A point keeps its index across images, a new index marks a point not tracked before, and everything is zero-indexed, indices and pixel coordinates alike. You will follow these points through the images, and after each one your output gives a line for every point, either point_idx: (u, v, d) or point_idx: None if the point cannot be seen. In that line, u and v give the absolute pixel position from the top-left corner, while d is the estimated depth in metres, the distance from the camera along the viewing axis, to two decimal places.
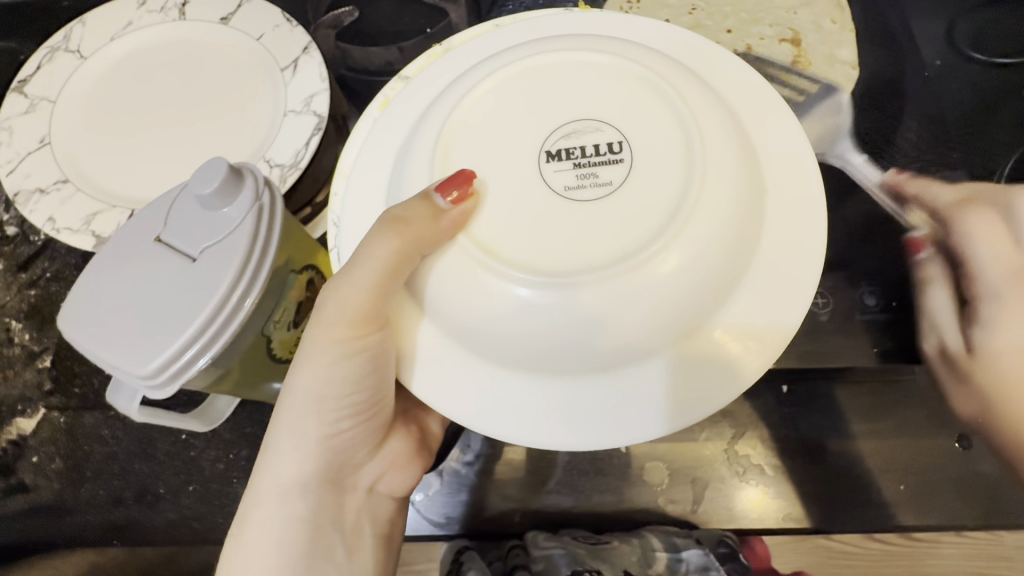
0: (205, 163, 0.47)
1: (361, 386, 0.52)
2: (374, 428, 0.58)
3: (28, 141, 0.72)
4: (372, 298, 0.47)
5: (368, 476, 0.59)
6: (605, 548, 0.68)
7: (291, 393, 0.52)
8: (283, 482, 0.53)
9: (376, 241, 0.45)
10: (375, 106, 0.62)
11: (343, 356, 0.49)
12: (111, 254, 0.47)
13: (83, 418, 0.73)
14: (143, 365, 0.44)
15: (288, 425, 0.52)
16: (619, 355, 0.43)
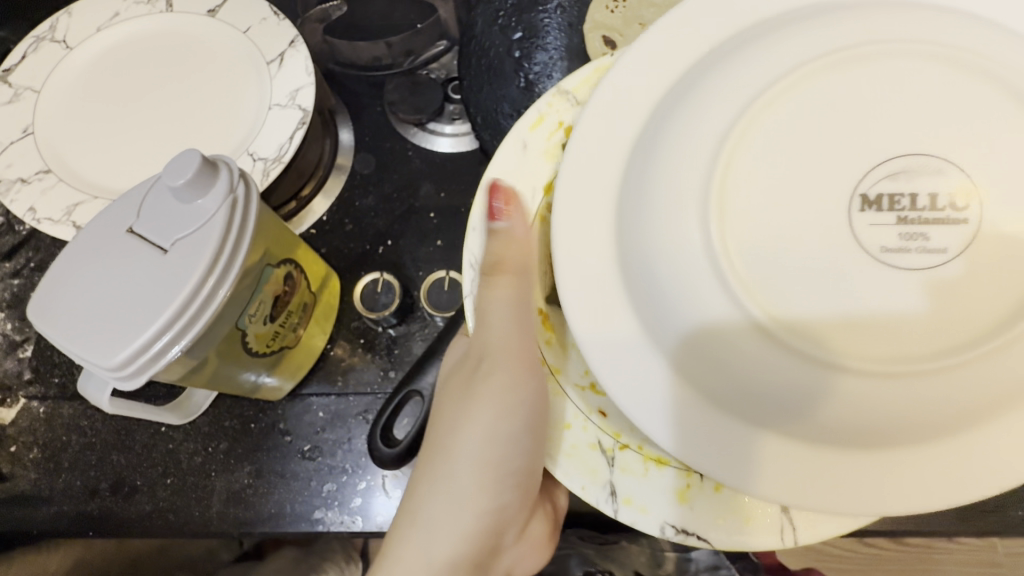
0: (179, 153, 0.47)
1: (519, 457, 0.50)
2: (525, 509, 0.55)
3: (10, 130, 0.72)
4: (517, 338, 0.50)
5: (506, 560, 0.57)
6: (615, 549, 0.80)
7: (449, 454, 0.50)
8: (435, 559, 0.49)
9: (505, 289, 0.49)
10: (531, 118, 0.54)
11: (508, 422, 0.49)
12: (82, 245, 0.47)
13: (63, 409, 0.73)
14: (115, 357, 0.44)
15: (449, 493, 0.50)
16: (841, 432, 0.36)
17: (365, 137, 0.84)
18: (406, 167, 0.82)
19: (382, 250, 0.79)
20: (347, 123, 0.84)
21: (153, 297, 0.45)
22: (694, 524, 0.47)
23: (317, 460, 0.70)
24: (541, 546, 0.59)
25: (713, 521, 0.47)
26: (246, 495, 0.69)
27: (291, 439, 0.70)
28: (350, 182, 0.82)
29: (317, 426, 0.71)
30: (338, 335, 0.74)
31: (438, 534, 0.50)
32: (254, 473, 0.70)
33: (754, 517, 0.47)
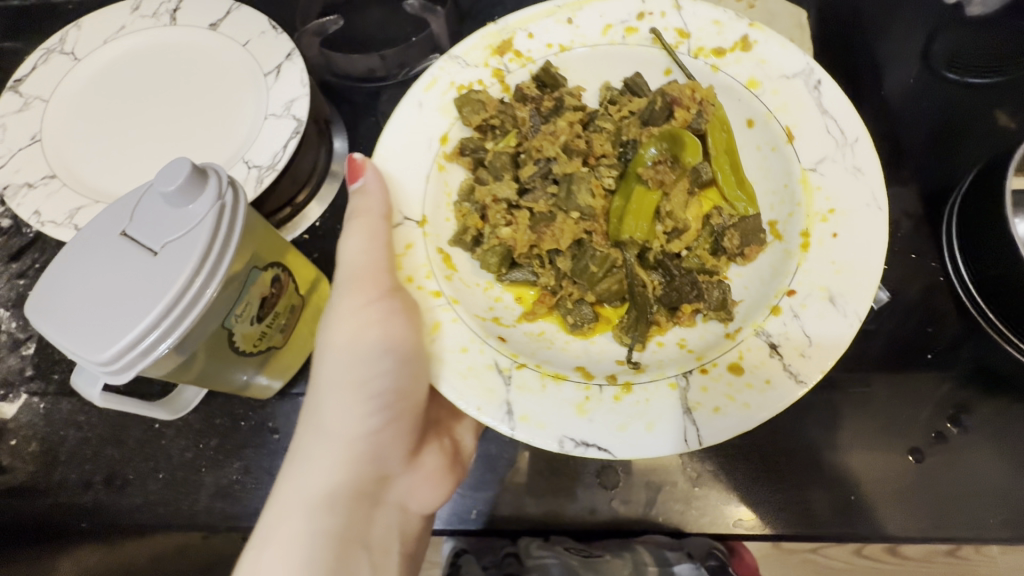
0: (169, 161, 0.50)
1: (379, 373, 0.58)
2: (403, 434, 0.63)
3: (19, 137, 0.76)
4: (376, 260, 0.56)
5: (398, 491, 0.63)
6: (597, 561, 0.76)
7: (320, 387, 0.59)
8: (314, 493, 0.56)
9: (353, 231, 0.57)
10: (421, 85, 0.62)
11: (358, 340, 0.57)
12: (78, 246, 0.50)
13: (61, 404, 0.76)
14: (104, 353, 0.46)
15: (321, 422, 0.59)
16: None
17: (359, 147, 0.87)
18: None
19: None
20: (342, 132, 0.87)
21: (140, 295, 0.47)
22: (592, 435, 0.51)
23: None
24: (440, 477, 0.67)
25: (611, 428, 0.51)
26: (234, 490, 0.72)
27: (279, 437, 0.73)
28: (344, 190, 0.85)
29: None
30: None
31: (317, 459, 0.58)
32: (242, 469, 0.72)
33: (656, 422, 0.51)
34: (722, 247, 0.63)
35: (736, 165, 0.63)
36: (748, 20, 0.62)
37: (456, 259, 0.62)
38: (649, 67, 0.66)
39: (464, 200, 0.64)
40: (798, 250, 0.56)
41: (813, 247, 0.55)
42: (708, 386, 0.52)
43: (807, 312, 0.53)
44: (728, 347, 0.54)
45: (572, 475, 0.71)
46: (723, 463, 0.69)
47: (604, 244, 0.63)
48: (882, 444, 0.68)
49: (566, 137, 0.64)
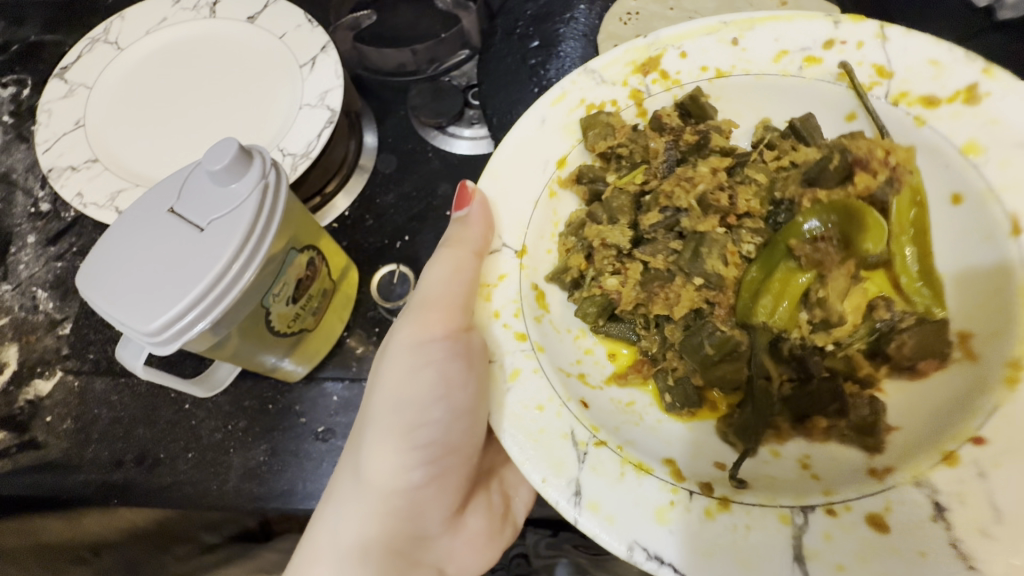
0: (217, 141, 0.51)
1: (431, 422, 0.59)
2: (449, 491, 0.63)
3: (64, 122, 0.78)
4: (462, 300, 0.58)
5: (437, 554, 0.64)
6: (605, 559, 0.80)
7: (370, 422, 0.61)
8: (346, 542, 0.59)
9: (442, 267, 0.58)
10: (550, 99, 0.60)
11: (416, 377, 0.59)
12: (128, 223, 0.51)
13: (95, 384, 0.78)
14: (152, 324, 0.48)
15: (363, 466, 0.60)
16: None
17: (388, 139, 0.89)
18: (425, 168, 0.87)
19: (400, 245, 0.82)
20: (372, 126, 0.89)
21: (187, 270, 0.49)
22: (667, 549, 0.45)
23: (329, 441, 0.73)
24: (484, 544, 0.67)
25: (692, 546, 0.45)
26: (261, 472, 0.73)
27: (306, 420, 0.74)
28: (373, 181, 0.86)
29: (331, 409, 0.74)
30: (354, 324, 0.77)
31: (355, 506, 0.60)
32: (269, 451, 0.73)
33: (753, 557, 0.45)
34: (884, 352, 0.56)
35: (919, 250, 0.56)
36: (982, 64, 0.52)
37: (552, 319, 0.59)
38: (829, 108, 0.60)
39: (571, 234, 0.61)
40: (1001, 385, 0.47)
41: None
42: (832, 534, 0.45)
43: (998, 474, 0.43)
44: (873, 489, 0.46)
45: None
46: None
47: (727, 320, 0.58)
48: None
49: (707, 189, 0.60)
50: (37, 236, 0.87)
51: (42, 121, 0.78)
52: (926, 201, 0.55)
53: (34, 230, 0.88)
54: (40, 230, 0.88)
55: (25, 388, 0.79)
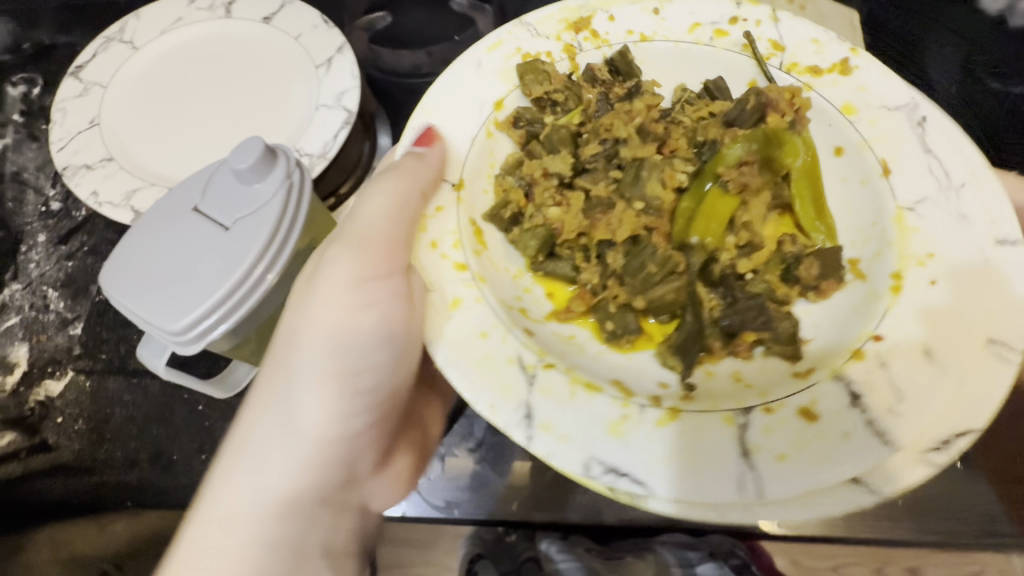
0: (242, 140, 0.51)
1: (367, 360, 0.56)
2: (378, 434, 0.63)
3: (78, 121, 0.77)
4: (386, 227, 0.54)
5: (366, 492, 0.65)
6: (619, 561, 0.83)
7: (293, 365, 0.55)
8: (279, 492, 0.54)
9: (376, 192, 0.54)
10: (485, 46, 0.60)
11: (356, 307, 0.55)
12: (150, 222, 0.51)
13: (107, 383, 0.77)
14: (178, 323, 0.47)
15: (284, 407, 0.55)
16: None
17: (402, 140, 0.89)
18: None
19: None
20: (386, 126, 0.89)
21: (213, 269, 0.48)
22: (625, 462, 0.45)
23: None
24: (408, 479, 0.68)
25: (647, 457, 0.45)
26: None
27: None
28: None
29: None
30: None
31: (281, 456, 0.55)
32: None
33: (701, 462, 0.45)
34: (795, 275, 0.58)
35: (816, 195, 0.58)
36: (850, 45, 0.59)
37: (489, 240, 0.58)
38: (735, 75, 0.63)
39: (507, 175, 0.61)
40: (888, 292, 0.51)
41: (906, 291, 0.50)
42: (770, 428, 0.46)
43: (897, 362, 0.47)
44: (802, 387, 0.49)
45: None
46: None
47: (664, 244, 0.59)
48: None
49: (642, 117, 0.62)
50: (48, 234, 0.87)
51: (56, 119, 0.78)
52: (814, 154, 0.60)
53: (45, 228, 0.87)
54: (52, 229, 0.87)
55: (36, 388, 0.78)
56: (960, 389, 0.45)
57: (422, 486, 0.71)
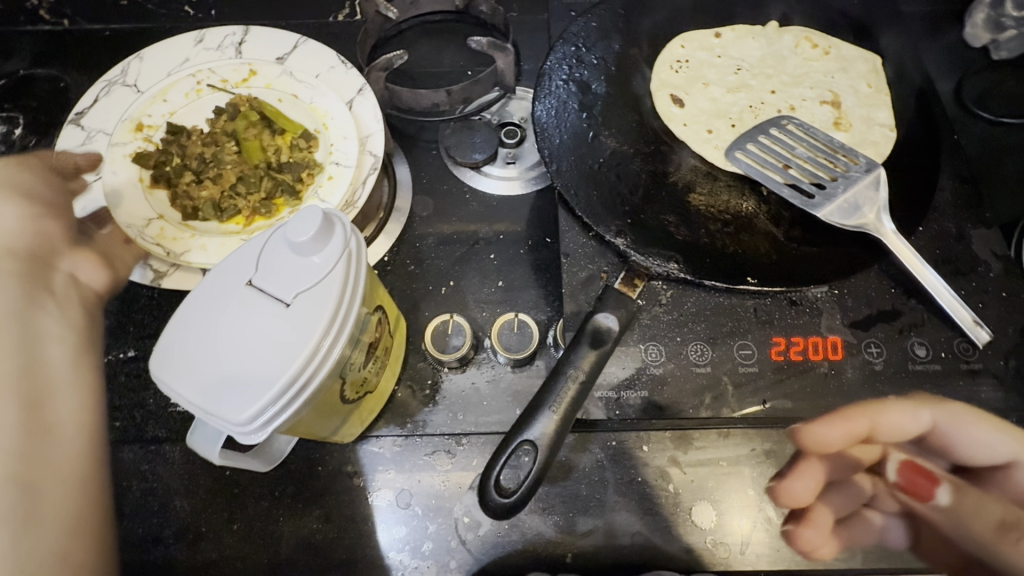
0: (299, 210, 0.49)
1: None
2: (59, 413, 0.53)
3: (83, 174, 0.70)
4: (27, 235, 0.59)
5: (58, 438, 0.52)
6: None
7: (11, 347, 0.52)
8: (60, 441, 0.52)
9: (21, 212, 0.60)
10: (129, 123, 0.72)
11: None
12: (205, 293, 0.48)
13: (121, 453, 0.72)
14: (243, 413, 0.44)
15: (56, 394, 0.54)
16: None
17: (423, 179, 0.88)
18: (464, 210, 0.86)
19: (444, 291, 0.80)
20: (404, 162, 0.88)
21: (276, 348, 0.46)
22: None
23: (385, 501, 0.70)
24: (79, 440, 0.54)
25: (327, 199, 0.67)
26: (317, 541, 0.69)
27: (360, 481, 0.71)
28: (411, 224, 0.84)
29: (385, 467, 0.71)
30: (403, 377, 0.75)
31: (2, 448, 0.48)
32: (323, 517, 0.70)
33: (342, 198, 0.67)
34: (297, 148, 0.72)
35: (274, 148, 0.73)
36: (250, 66, 0.77)
37: (199, 226, 0.68)
38: (269, 91, 0.76)
39: (176, 200, 0.69)
40: (318, 134, 0.73)
41: (314, 109, 0.73)
42: (334, 177, 0.69)
43: (330, 107, 0.73)
44: (332, 161, 0.70)
45: (670, 516, 0.68)
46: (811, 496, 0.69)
47: (240, 191, 0.70)
48: None
49: (210, 137, 0.73)
50: None
51: None
52: (272, 113, 0.73)
53: None
54: None
55: None
56: (375, 119, 0.73)
57: (469, 542, 0.68)
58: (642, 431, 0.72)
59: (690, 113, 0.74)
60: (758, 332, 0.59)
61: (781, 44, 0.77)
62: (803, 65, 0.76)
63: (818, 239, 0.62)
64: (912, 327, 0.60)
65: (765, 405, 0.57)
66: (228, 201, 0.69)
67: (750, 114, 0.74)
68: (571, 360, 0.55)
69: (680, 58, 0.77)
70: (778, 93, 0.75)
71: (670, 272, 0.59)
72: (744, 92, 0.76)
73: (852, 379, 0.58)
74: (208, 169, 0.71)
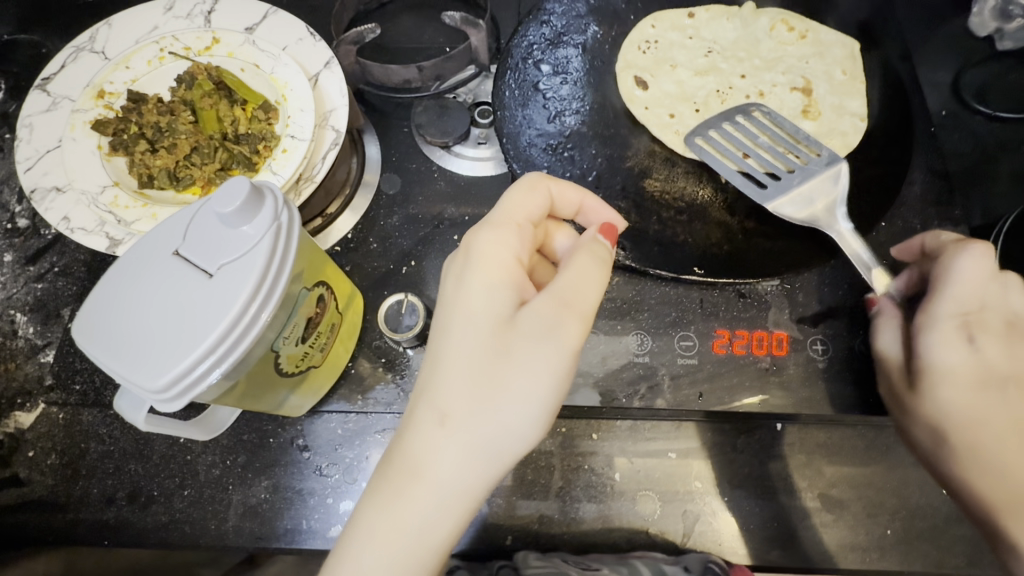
0: (226, 181, 0.48)
1: None
2: None
3: (47, 139, 0.70)
4: None
5: None
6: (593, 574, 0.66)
7: None
8: None
9: None
10: (90, 90, 0.72)
11: None
12: (133, 261, 0.48)
13: (81, 415, 0.74)
14: (160, 380, 0.45)
15: None
16: None
17: (392, 157, 0.86)
18: (431, 189, 0.85)
19: (406, 270, 0.80)
20: (374, 140, 0.87)
21: (196, 319, 0.46)
22: None
23: (332, 475, 0.71)
24: None
25: (280, 171, 0.67)
26: (263, 510, 0.70)
27: (309, 455, 0.72)
28: (376, 202, 0.84)
29: (336, 442, 0.72)
30: (358, 354, 0.75)
31: None
32: (270, 488, 0.71)
33: (295, 171, 0.67)
34: (256, 120, 0.72)
35: (234, 119, 0.73)
36: (215, 35, 0.76)
37: (155, 194, 0.68)
38: (231, 60, 0.75)
39: (134, 167, 0.69)
40: (278, 106, 0.72)
41: (275, 80, 0.72)
42: (288, 150, 0.68)
43: (291, 78, 0.72)
44: (288, 134, 0.69)
45: (614, 503, 0.68)
46: (759, 492, 0.68)
47: (199, 161, 0.70)
48: (917, 476, 0.67)
49: (171, 105, 0.73)
50: (14, 254, 0.82)
51: (22, 135, 0.70)
52: (233, 84, 0.73)
53: (10, 246, 0.82)
54: (18, 248, 0.82)
55: (5, 420, 0.74)
56: (337, 94, 0.72)
57: None
58: (592, 418, 0.70)
59: (653, 94, 0.73)
60: (702, 323, 0.62)
61: (756, 27, 0.76)
62: (776, 51, 0.75)
63: (766, 231, 0.61)
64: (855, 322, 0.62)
65: (700, 398, 0.59)
66: (183, 170, 0.70)
67: (715, 100, 0.74)
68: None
69: (649, 39, 0.76)
70: (747, 78, 0.74)
71: (614, 259, 0.60)
72: (713, 75, 0.75)
73: (792, 373, 0.60)
74: (162, 138, 0.71)
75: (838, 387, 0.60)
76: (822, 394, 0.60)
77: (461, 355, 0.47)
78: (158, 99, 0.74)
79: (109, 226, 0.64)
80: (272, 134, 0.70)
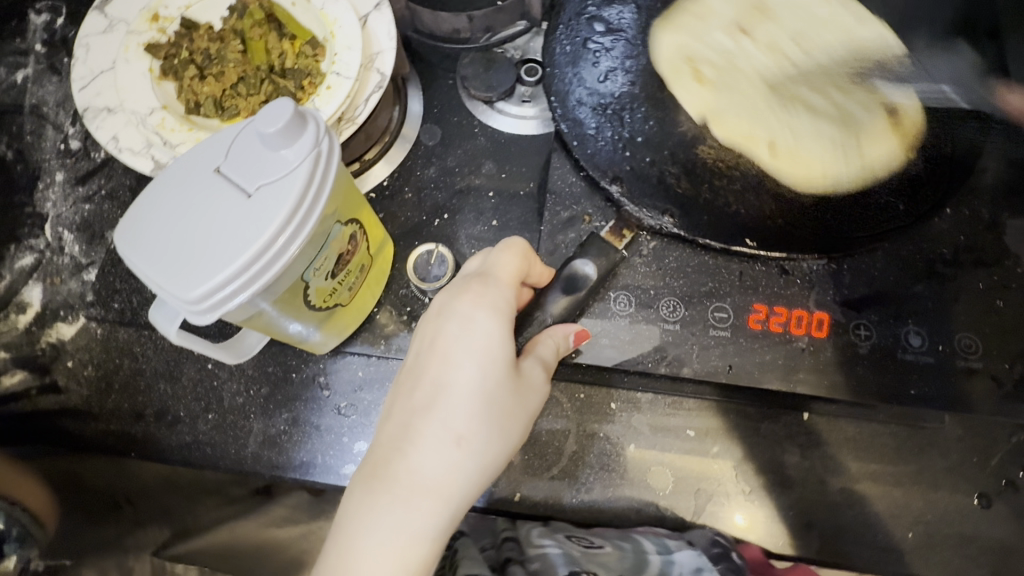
0: (270, 102, 0.48)
1: None
2: None
3: (102, 60, 0.70)
4: None
5: None
6: (598, 553, 0.63)
7: None
8: None
9: None
10: (145, 16, 0.72)
11: None
12: (171, 169, 0.49)
13: (118, 332, 0.77)
14: (189, 289, 0.46)
15: None
16: None
17: (434, 108, 0.85)
18: (471, 143, 0.83)
19: (438, 222, 0.79)
20: (418, 91, 0.85)
21: (230, 235, 0.46)
22: None
23: (348, 414, 0.72)
24: None
25: (322, 107, 0.66)
26: (281, 441, 0.72)
27: (329, 394, 0.73)
28: (414, 152, 0.83)
29: (355, 384, 0.73)
30: (385, 300, 0.75)
31: None
32: (290, 421, 0.72)
33: (337, 107, 0.66)
34: (303, 57, 0.72)
35: (281, 55, 0.73)
36: None
37: (200, 121, 0.70)
38: None
39: (183, 94, 0.70)
40: (327, 43, 0.71)
41: (324, 15, 0.71)
42: (333, 87, 0.67)
43: (340, 14, 0.70)
44: (333, 70, 0.68)
45: (624, 475, 0.66)
46: (778, 479, 0.65)
47: (246, 94, 0.71)
48: (947, 480, 0.65)
49: (222, 36, 0.74)
50: (65, 174, 0.84)
51: (78, 56, 0.70)
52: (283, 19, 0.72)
53: (62, 166, 0.85)
54: (69, 168, 0.85)
55: (47, 331, 0.77)
56: (386, 36, 0.71)
57: None
58: (611, 388, 0.69)
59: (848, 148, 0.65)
60: (738, 297, 0.60)
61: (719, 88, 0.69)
62: (715, 53, 0.72)
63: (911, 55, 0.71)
64: (906, 311, 0.59)
65: (730, 368, 0.57)
66: (230, 101, 0.71)
67: (830, 77, 0.71)
68: (540, 307, 0.57)
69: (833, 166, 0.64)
70: (769, 74, 0.71)
71: (662, 226, 0.60)
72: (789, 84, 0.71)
73: (831, 356, 0.58)
74: (211, 66, 0.72)
75: (879, 377, 0.57)
76: (858, 381, 0.58)
77: (480, 386, 0.50)
78: (209, 27, 0.74)
79: (155, 149, 0.65)
80: (318, 72, 0.70)
